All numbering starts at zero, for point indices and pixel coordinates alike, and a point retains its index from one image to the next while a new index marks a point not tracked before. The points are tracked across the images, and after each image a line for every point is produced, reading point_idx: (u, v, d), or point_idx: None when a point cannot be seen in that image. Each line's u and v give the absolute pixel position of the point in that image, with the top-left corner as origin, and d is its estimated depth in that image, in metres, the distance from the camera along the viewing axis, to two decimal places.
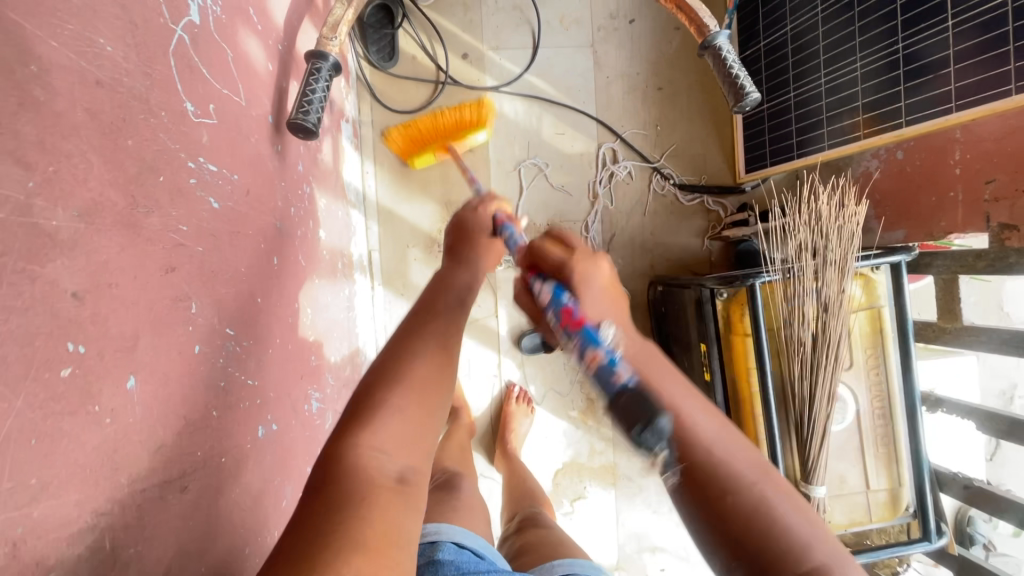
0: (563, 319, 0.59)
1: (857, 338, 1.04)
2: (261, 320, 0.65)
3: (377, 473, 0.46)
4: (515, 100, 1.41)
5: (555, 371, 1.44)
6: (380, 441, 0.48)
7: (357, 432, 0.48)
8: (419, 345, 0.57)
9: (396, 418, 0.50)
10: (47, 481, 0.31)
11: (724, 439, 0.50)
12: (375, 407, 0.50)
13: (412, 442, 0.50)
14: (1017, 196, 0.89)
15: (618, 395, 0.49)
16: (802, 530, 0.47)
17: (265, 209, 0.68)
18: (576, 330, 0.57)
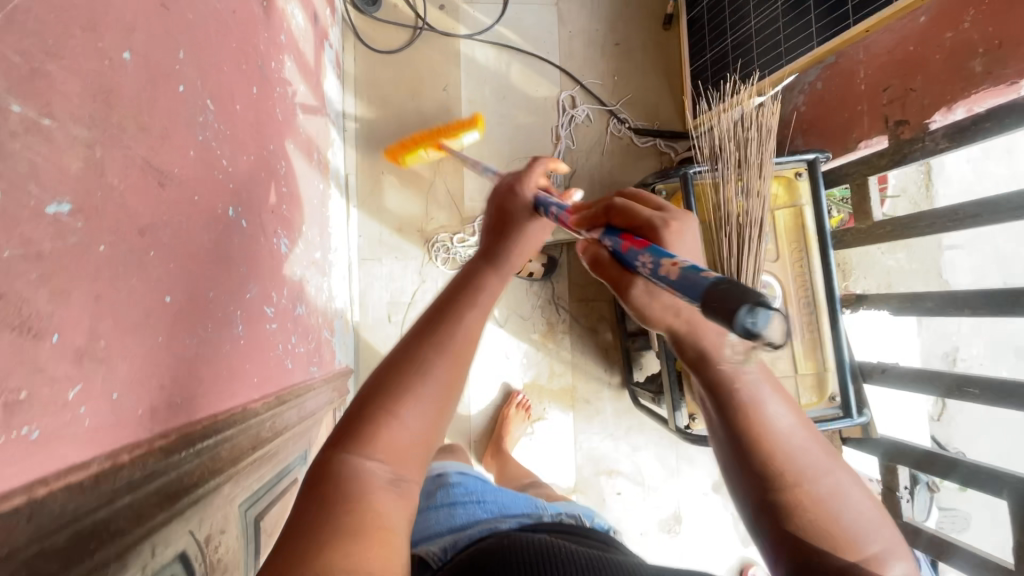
0: (615, 243, 0.57)
1: (780, 232, 1.16)
2: (239, 123, 0.74)
3: (372, 473, 0.49)
4: (486, 47, 1.55)
5: (518, 296, 1.52)
6: (380, 442, 0.51)
7: (357, 436, 0.51)
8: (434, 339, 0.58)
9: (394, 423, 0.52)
10: (57, 51, 0.39)
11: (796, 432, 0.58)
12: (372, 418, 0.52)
13: (408, 446, 0.53)
14: (908, 94, 1.03)
15: (696, 284, 0.43)
16: (864, 517, 0.55)
17: (249, 40, 0.78)
18: (634, 248, 0.54)
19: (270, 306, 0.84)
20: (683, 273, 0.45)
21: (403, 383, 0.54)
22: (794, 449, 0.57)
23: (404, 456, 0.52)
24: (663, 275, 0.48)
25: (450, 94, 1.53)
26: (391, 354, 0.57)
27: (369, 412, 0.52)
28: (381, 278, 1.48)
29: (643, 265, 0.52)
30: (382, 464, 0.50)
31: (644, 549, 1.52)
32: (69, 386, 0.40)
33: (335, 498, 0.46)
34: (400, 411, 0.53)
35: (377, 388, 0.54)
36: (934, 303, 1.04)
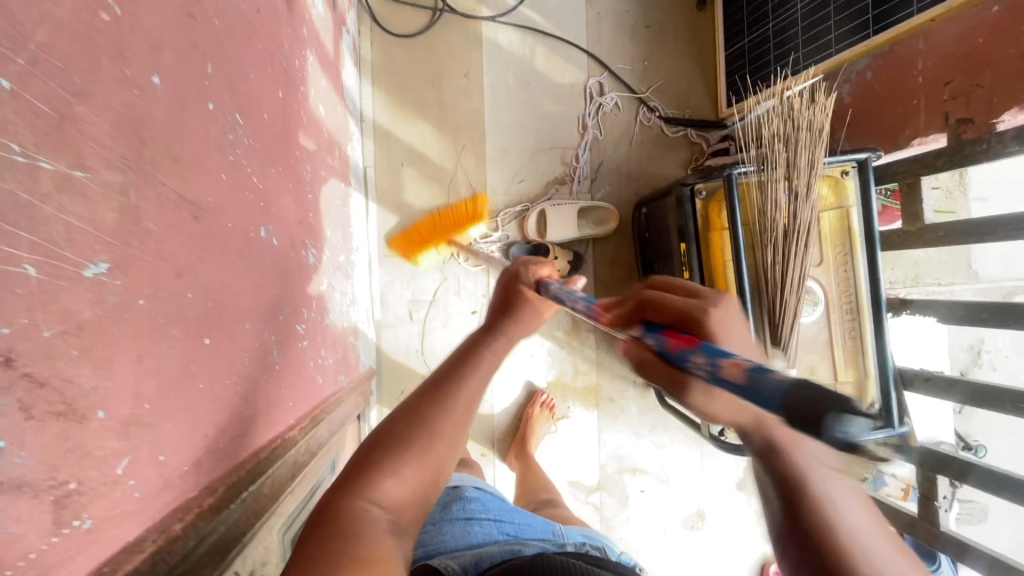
0: (658, 340, 0.50)
1: (825, 234, 1.11)
2: (267, 134, 0.69)
3: (372, 517, 0.47)
4: (509, 30, 1.47)
5: None
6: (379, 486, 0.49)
7: (363, 478, 0.49)
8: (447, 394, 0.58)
9: (398, 475, 0.50)
10: (87, 90, 0.35)
11: (859, 519, 0.46)
12: (383, 458, 0.51)
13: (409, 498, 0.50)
14: (973, 91, 0.96)
15: (769, 392, 0.37)
16: None
17: (273, 41, 0.72)
18: (682, 348, 0.47)
19: (301, 323, 0.81)
20: (746, 377, 0.40)
21: (415, 430, 0.54)
22: (854, 533, 0.45)
23: (403, 509, 0.50)
24: (723, 376, 0.42)
25: (472, 81, 1.46)
26: (403, 404, 0.57)
27: (375, 456, 0.51)
28: (402, 276, 1.44)
29: (696, 368, 0.45)
30: (383, 510, 0.48)
31: (667, 547, 1.51)
32: (116, 461, 0.36)
33: (335, 533, 0.44)
34: (406, 468, 0.51)
35: (391, 435, 0.53)
36: (990, 315, 0.98)
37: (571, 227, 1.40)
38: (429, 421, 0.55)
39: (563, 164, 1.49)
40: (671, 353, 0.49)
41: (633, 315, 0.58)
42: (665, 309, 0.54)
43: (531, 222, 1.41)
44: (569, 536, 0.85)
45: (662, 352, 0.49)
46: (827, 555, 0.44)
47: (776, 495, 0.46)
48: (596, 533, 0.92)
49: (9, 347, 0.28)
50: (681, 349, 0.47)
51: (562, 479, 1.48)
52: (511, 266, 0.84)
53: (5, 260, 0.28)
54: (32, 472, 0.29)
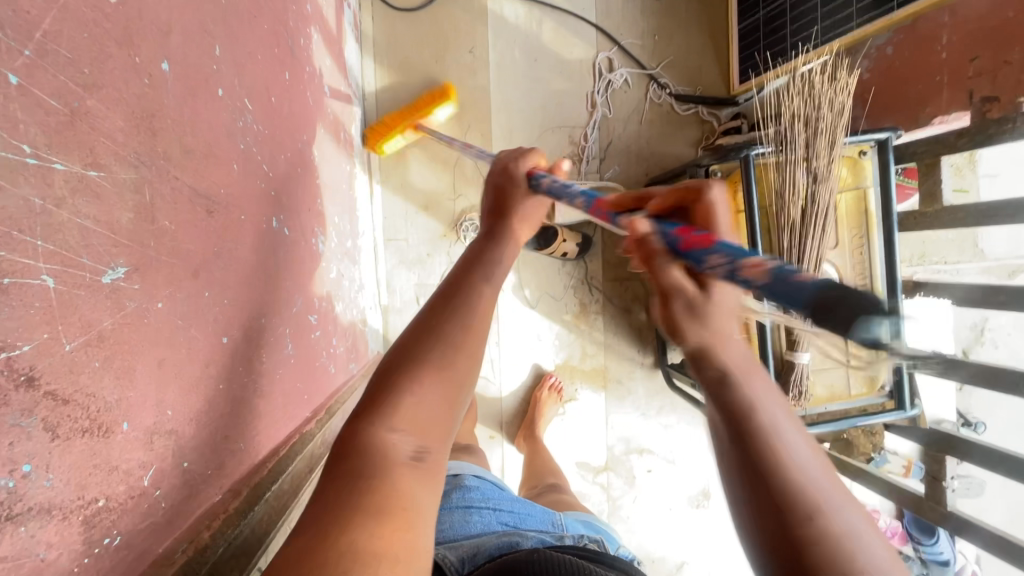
0: (671, 234, 0.50)
1: (841, 216, 1.09)
2: (274, 118, 0.66)
3: (394, 448, 0.45)
4: (515, 3, 1.41)
5: (549, 276, 1.46)
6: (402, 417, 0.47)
7: (382, 413, 0.47)
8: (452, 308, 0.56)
9: (420, 399, 0.49)
10: (97, 82, 0.32)
11: (783, 415, 0.49)
12: (396, 391, 0.49)
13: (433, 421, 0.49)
14: (1001, 67, 0.93)
15: (787, 287, 0.39)
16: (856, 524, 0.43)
17: (278, 18, 0.68)
18: (698, 246, 0.47)
19: (313, 313, 0.79)
20: (773, 274, 0.40)
21: (423, 344, 0.52)
22: (783, 436, 0.47)
23: (427, 430, 0.48)
24: (743, 277, 0.43)
25: (477, 57, 1.41)
26: (414, 323, 0.55)
27: (393, 382, 0.50)
28: (408, 259, 1.41)
29: (711, 266, 0.46)
30: (406, 436, 0.46)
31: (672, 525, 1.53)
32: (143, 471, 0.35)
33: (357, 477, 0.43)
34: (428, 391, 0.49)
35: (407, 356, 0.51)
36: (1007, 298, 0.96)
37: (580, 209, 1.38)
38: (441, 336, 0.53)
39: (572, 143, 1.45)
40: (685, 250, 0.49)
41: (648, 214, 0.58)
42: (704, 210, 0.53)
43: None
44: (568, 527, 0.84)
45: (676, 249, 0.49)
46: (765, 462, 0.46)
47: (708, 394, 0.51)
48: (596, 523, 0.92)
49: (30, 365, 0.26)
50: (706, 245, 0.46)
51: (569, 461, 1.49)
52: (497, 160, 0.77)
53: (21, 273, 0.26)
54: (61, 492, 0.28)
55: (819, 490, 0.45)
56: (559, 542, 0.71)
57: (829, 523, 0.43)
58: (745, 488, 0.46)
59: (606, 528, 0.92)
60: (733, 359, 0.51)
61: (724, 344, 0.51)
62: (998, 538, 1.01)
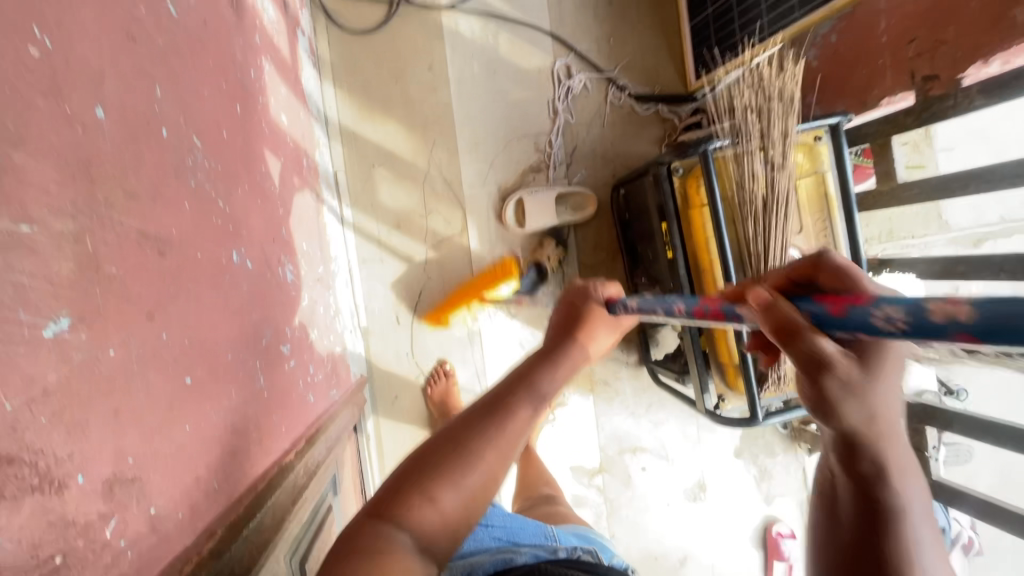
0: (815, 309, 0.47)
1: (802, 203, 1.11)
2: (228, 153, 0.66)
3: (396, 549, 0.46)
4: (470, 18, 1.43)
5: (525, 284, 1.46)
6: (413, 517, 0.48)
7: (394, 507, 0.48)
8: (485, 417, 0.55)
9: (434, 501, 0.49)
10: (25, 136, 0.32)
11: (928, 535, 0.48)
12: (418, 487, 0.49)
13: (444, 528, 0.49)
14: (937, 47, 0.96)
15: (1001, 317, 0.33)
16: None
17: (224, 54, 0.68)
18: (853, 307, 0.44)
19: (285, 344, 0.78)
20: (971, 310, 0.35)
21: (453, 452, 0.52)
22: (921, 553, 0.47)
23: (433, 538, 0.48)
24: (939, 323, 0.37)
25: (436, 73, 1.42)
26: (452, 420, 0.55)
27: (412, 486, 0.49)
28: (386, 280, 1.41)
29: (885, 321, 0.41)
30: (411, 534, 0.47)
31: (671, 521, 1.53)
32: (104, 523, 0.35)
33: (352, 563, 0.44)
34: (445, 495, 0.50)
35: (437, 454, 0.52)
36: (967, 268, 1.00)
37: (551, 214, 1.40)
38: (469, 447, 0.52)
39: (537, 151, 1.47)
40: (836, 318, 0.45)
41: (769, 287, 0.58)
42: (832, 275, 0.53)
43: (509, 211, 1.40)
44: (562, 540, 0.83)
45: (819, 318, 0.47)
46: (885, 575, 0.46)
47: (851, 482, 0.50)
48: (587, 533, 0.92)
49: None
50: (849, 312, 0.44)
51: (563, 465, 1.49)
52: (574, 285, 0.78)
53: None
54: (13, 551, 0.28)
55: None
56: (553, 555, 0.69)
57: None
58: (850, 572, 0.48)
59: (599, 537, 0.91)
60: (894, 459, 0.49)
61: (883, 437, 0.49)
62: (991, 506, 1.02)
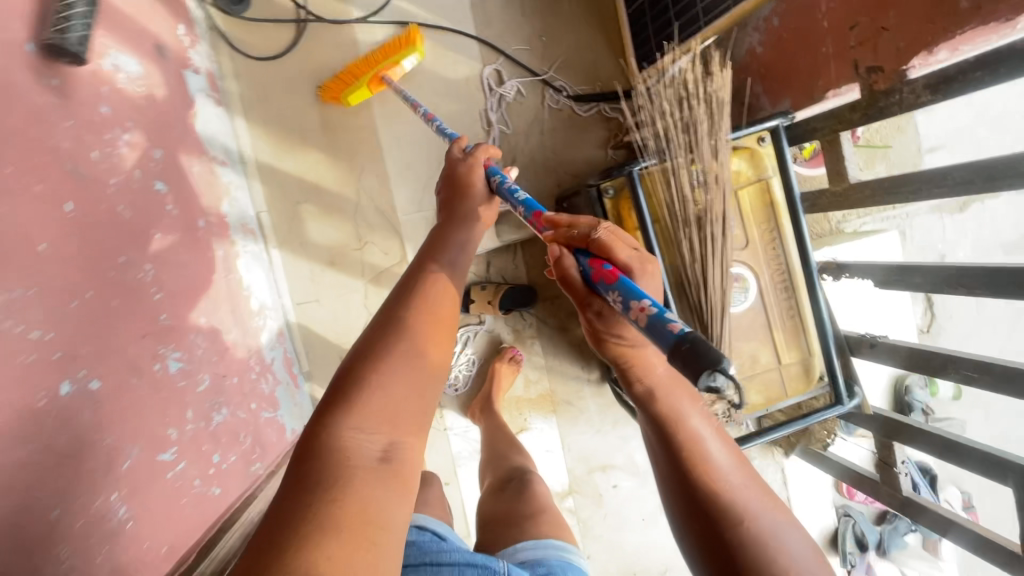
0: (585, 266, 0.62)
1: (747, 212, 1.01)
2: (47, 269, 0.58)
3: (359, 451, 0.51)
4: (387, 30, 1.32)
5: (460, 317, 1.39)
6: (366, 421, 0.53)
7: (343, 416, 0.53)
8: (402, 330, 0.60)
9: (382, 401, 0.54)
10: None
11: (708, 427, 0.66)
12: (359, 396, 0.54)
13: (401, 422, 0.55)
14: (879, 35, 0.85)
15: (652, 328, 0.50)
16: (767, 516, 0.62)
17: (38, 152, 0.60)
18: (604, 281, 0.59)
19: (165, 450, 0.72)
20: (652, 318, 0.51)
21: (385, 339, 0.59)
22: (723, 470, 0.63)
23: (393, 430, 0.54)
24: (631, 316, 0.54)
25: (355, 94, 1.32)
26: (374, 332, 0.61)
27: (356, 394, 0.54)
28: (324, 321, 1.33)
29: (613, 300, 0.58)
30: (370, 437, 0.52)
31: (647, 535, 1.49)
32: None
33: (313, 481, 0.48)
34: (391, 391, 0.55)
35: (370, 364, 0.57)
36: (923, 279, 0.90)
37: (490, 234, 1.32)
38: (400, 349, 0.58)
39: None
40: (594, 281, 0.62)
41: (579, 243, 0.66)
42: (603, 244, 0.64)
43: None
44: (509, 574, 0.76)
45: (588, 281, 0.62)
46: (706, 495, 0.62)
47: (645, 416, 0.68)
48: (545, 556, 0.87)
49: None
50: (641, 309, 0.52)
51: None
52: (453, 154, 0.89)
53: None
54: None
55: (745, 502, 0.62)
56: None
57: (752, 522, 0.60)
58: (687, 504, 0.63)
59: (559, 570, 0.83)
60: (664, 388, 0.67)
61: (652, 368, 0.68)
62: (981, 537, 0.93)
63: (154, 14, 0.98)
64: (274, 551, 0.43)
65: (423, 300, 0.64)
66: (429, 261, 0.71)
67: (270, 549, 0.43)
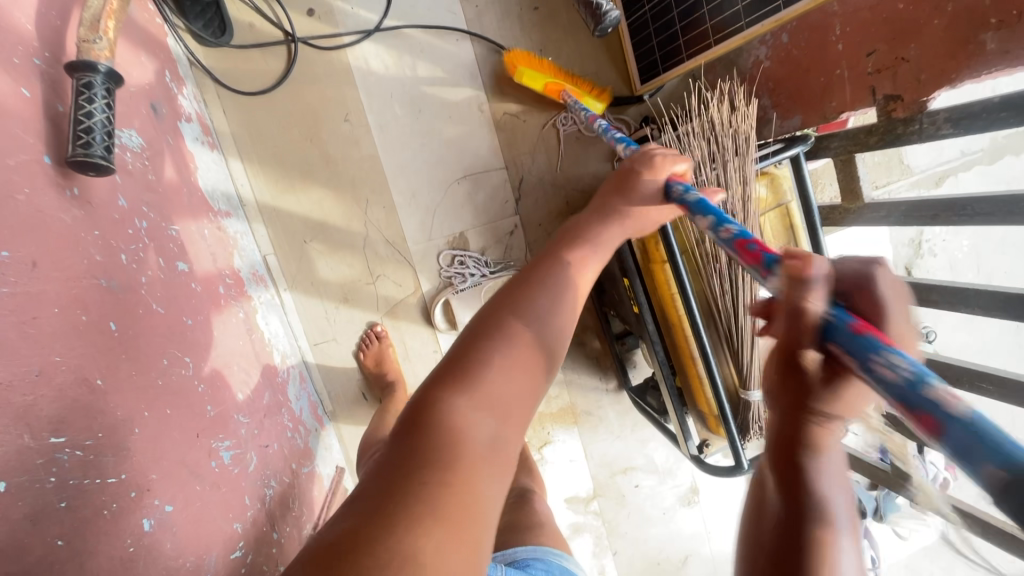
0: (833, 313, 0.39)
1: (768, 237, 1.03)
2: (111, 405, 0.55)
3: (471, 428, 0.42)
4: (380, 52, 1.26)
5: None
6: (482, 396, 0.44)
7: (455, 383, 0.44)
8: (525, 300, 0.52)
9: (501, 377, 0.45)
10: None
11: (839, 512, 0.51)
12: (477, 360, 0.46)
13: (514, 408, 0.45)
14: (898, 65, 0.87)
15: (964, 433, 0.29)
16: None
17: (79, 279, 0.56)
18: (872, 337, 0.36)
19: (235, 547, 0.72)
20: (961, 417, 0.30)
21: (514, 312, 0.50)
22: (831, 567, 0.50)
23: (506, 414, 0.44)
24: (900, 383, 0.33)
25: (354, 124, 1.26)
26: (495, 295, 0.53)
27: (475, 360, 0.46)
28: (343, 358, 1.31)
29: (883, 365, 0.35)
30: (484, 414, 0.43)
31: (669, 528, 1.57)
32: None
33: (423, 445, 0.40)
34: (508, 368, 0.46)
35: (489, 331, 0.49)
36: (938, 298, 0.96)
37: (479, 306, 1.32)
38: (527, 321, 0.50)
39: (484, 192, 1.34)
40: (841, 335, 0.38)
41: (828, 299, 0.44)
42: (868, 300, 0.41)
43: (437, 313, 1.32)
44: None
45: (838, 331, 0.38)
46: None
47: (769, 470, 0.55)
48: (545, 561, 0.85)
49: None
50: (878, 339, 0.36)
51: (558, 501, 1.50)
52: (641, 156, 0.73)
53: None
54: None
55: None
56: None
57: None
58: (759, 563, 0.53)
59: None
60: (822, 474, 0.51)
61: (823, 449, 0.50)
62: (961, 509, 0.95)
63: (144, 70, 0.90)
64: (370, 519, 0.35)
65: (556, 278, 0.55)
66: (573, 243, 0.61)
67: (372, 513, 0.36)
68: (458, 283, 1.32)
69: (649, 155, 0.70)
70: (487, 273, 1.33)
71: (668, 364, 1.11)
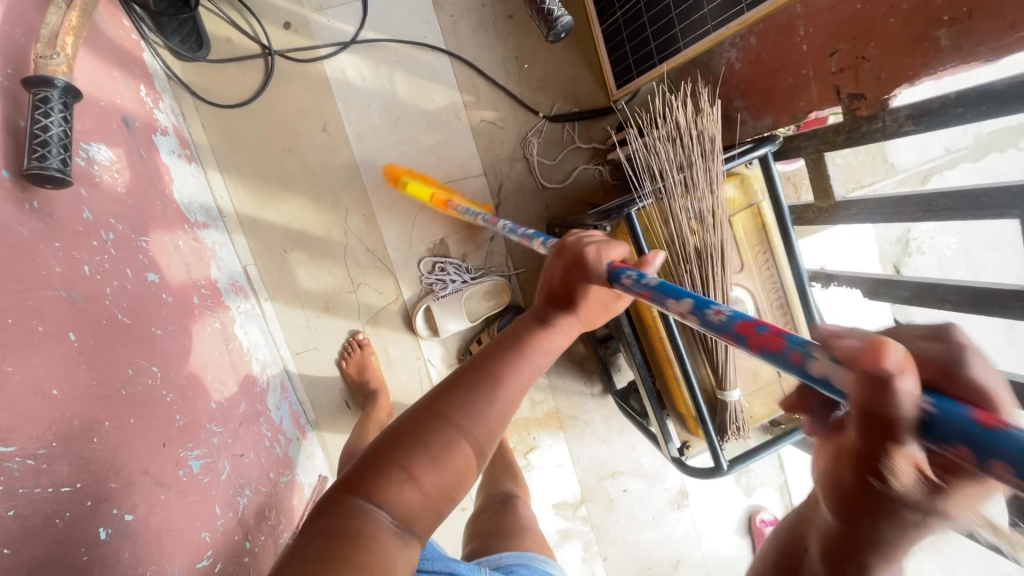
0: (953, 414, 0.31)
1: (741, 237, 1.03)
2: (68, 413, 0.56)
3: (372, 531, 0.46)
4: (357, 62, 1.28)
5: (455, 347, 1.38)
6: (388, 499, 0.48)
7: (369, 486, 0.49)
8: (458, 400, 0.54)
9: (413, 481, 0.49)
10: None
11: None
12: (394, 463, 0.50)
13: (425, 507, 0.50)
14: (860, 64, 0.88)
15: None
16: None
17: (37, 289, 0.57)
18: (1011, 437, 0.29)
19: (202, 556, 0.72)
20: None
21: (445, 412, 0.53)
22: None
23: (412, 516, 0.49)
24: None
25: (332, 134, 1.27)
26: (436, 388, 0.56)
27: (389, 463, 0.50)
28: (325, 368, 1.32)
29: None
30: (387, 516, 0.48)
31: (660, 532, 1.56)
32: None
33: (326, 546, 0.44)
34: (423, 470, 0.50)
35: (415, 427, 0.52)
36: (911, 293, 0.96)
37: (460, 312, 1.32)
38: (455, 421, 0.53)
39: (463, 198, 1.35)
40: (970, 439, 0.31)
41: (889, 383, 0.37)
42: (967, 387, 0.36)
43: (418, 320, 1.32)
44: None
45: (964, 437, 0.31)
46: None
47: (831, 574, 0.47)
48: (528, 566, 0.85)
49: None
50: (1004, 424, 0.30)
51: (546, 507, 1.49)
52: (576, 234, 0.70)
53: None
54: None
55: None
56: None
57: None
58: None
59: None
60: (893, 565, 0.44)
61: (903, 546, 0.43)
62: None
63: (118, 85, 0.92)
64: None
65: (495, 374, 0.57)
66: (522, 328, 0.62)
67: None
68: (439, 290, 1.32)
69: (585, 239, 0.66)
70: (468, 279, 1.33)
71: (646, 367, 1.12)
